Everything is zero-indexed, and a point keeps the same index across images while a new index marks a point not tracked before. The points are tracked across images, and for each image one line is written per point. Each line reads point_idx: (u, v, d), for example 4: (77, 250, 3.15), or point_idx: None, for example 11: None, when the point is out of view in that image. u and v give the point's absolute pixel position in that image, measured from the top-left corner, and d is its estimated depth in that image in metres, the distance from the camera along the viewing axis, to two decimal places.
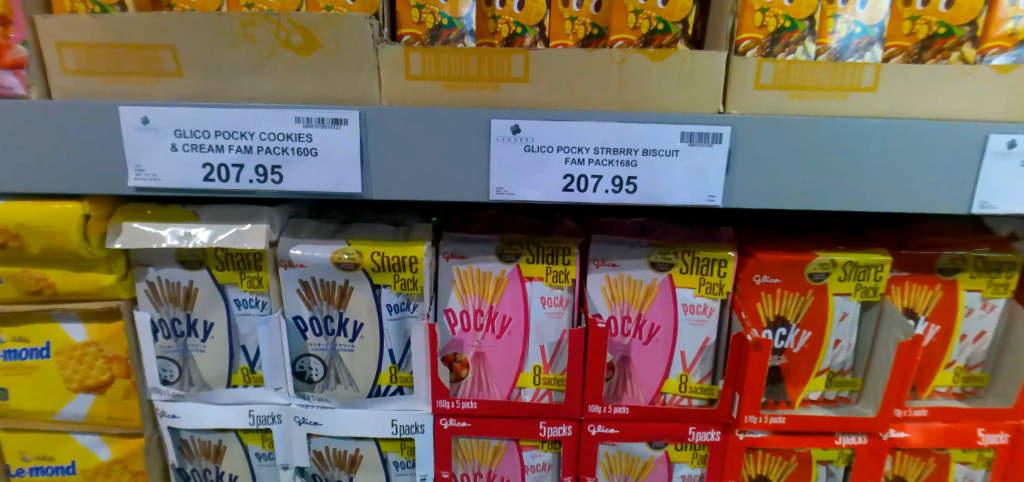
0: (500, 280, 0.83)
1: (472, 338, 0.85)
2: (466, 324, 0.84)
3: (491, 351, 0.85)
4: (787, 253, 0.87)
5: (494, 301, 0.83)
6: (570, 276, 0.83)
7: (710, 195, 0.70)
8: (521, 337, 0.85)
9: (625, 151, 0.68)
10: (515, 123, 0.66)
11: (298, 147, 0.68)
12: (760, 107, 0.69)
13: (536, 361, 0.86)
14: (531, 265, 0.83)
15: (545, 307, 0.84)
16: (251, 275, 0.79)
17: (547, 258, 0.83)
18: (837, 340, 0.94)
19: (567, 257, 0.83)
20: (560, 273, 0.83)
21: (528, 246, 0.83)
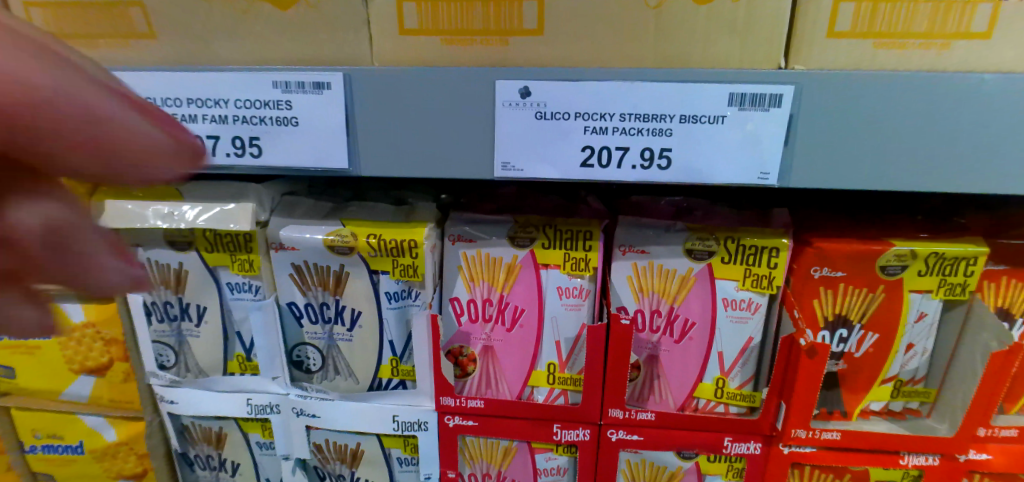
0: (511, 268, 0.75)
1: (480, 330, 0.77)
2: (473, 315, 0.77)
3: (502, 345, 0.77)
4: (853, 240, 0.74)
5: (503, 291, 0.75)
6: (590, 263, 0.74)
7: (761, 173, 0.59)
8: (534, 331, 0.77)
9: (658, 119, 0.57)
10: (525, 85, 0.56)
11: (278, 116, 0.57)
12: (834, 61, 0.57)
13: (551, 358, 0.78)
14: (547, 251, 0.74)
15: (562, 298, 0.76)
16: (242, 258, 0.71)
17: (563, 243, 0.74)
18: (910, 345, 0.82)
19: (588, 242, 0.74)
20: (578, 260, 0.74)
21: (543, 230, 0.74)
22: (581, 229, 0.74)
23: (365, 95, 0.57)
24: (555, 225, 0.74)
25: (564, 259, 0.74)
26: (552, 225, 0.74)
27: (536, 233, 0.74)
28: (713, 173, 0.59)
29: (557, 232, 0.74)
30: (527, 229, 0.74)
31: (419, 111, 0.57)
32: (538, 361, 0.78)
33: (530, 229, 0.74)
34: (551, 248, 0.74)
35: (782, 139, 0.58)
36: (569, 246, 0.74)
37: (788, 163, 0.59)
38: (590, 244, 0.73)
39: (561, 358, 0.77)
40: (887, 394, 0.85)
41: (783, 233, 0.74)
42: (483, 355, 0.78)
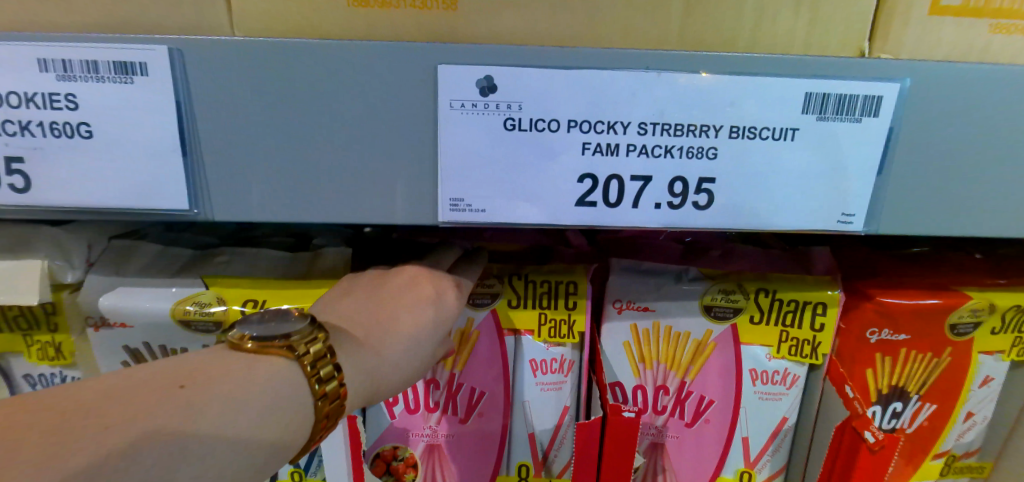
0: (463, 336, 0.53)
1: (422, 423, 0.55)
2: (413, 403, 0.55)
3: (454, 443, 0.56)
4: (915, 291, 0.56)
5: (454, 368, 0.54)
6: (575, 327, 0.53)
7: (843, 214, 0.39)
8: (499, 422, 0.55)
9: (698, 133, 0.36)
10: (488, 74, 0.33)
11: (53, 122, 0.33)
12: (936, 48, 0.36)
13: (523, 457, 0.56)
14: (517, 311, 0.53)
15: (535, 376, 0.54)
16: (40, 340, 0.48)
17: (537, 301, 0.52)
18: (970, 413, 0.64)
19: (574, 298, 0.52)
20: (558, 324, 0.53)
21: (508, 282, 0.52)
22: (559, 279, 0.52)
23: (212, 86, 0.33)
24: (524, 274, 0.52)
25: (540, 323, 0.53)
26: (520, 275, 0.52)
27: (498, 286, 0.52)
28: (775, 214, 0.38)
29: (528, 285, 0.52)
30: (484, 283, 0.52)
31: (306, 115, 0.34)
32: (506, 461, 0.57)
33: (490, 282, 0.52)
34: (521, 307, 0.53)
35: (876, 165, 0.38)
36: (546, 305, 0.52)
37: (877, 196, 0.39)
38: (575, 301, 0.52)
39: (536, 457, 0.56)
40: (937, 472, 0.66)
41: (830, 282, 0.55)
42: (429, 457, 0.56)
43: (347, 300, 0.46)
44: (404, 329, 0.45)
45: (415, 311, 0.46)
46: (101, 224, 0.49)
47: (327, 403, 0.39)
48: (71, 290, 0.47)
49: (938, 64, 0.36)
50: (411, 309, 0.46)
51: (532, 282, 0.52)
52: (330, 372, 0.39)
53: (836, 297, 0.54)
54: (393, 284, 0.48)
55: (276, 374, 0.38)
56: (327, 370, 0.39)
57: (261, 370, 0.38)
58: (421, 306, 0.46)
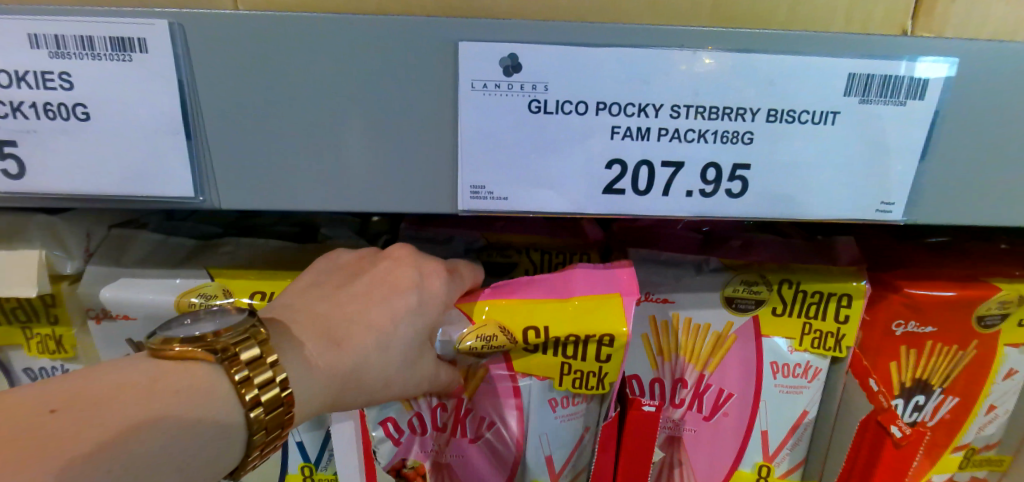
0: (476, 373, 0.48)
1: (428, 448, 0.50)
2: (417, 429, 0.50)
3: (462, 473, 0.50)
4: (939, 282, 0.54)
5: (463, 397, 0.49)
6: (605, 378, 0.46)
7: (882, 202, 0.37)
8: (511, 452, 0.50)
9: (734, 117, 0.34)
10: (513, 52, 0.31)
11: (46, 103, 0.31)
12: (985, 27, 0.34)
13: (540, 476, 0.50)
14: (535, 359, 0.47)
15: (554, 411, 0.48)
16: (41, 333, 0.46)
17: (560, 350, 0.46)
18: (992, 406, 0.62)
19: (603, 352, 0.45)
20: (584, 374, 0.47)
21: (525, 336, 0.45)
22: (590, 332, 0.44)
23: (217, 65, 0.31)
24: (546, 327, 0.45)
25: (561, 372, 0.47)
26: (541, 329, 0.45)
27: (512, 342, 0.45)
28: (811, 204, 0.37)
29: (549, 337, 0.45)
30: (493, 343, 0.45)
31: (318, 96, 0.31)
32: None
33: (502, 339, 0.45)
34: (540, 358, 0.47)
35: (918, 151, 0.36)
36: (570, 354, 0.46)
37: (917, 183, 0.37)
38: (608, 352, 0.45)
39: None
40: (955, 465, 0.65)
41: (855, 272, 0.53)
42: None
43: (321, 299, 0.44)
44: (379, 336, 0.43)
45: (388, 302, 0.44)
46: (98, 214, 0.47)
47: (265, 414, 0.37)
48: (71, 282, 0.45)
49: (992, 42, 0.34)
50: (387, 309, 0.44)
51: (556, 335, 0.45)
52: (267, 381, 0.37)
53: (862, 288, 0.52)
54: (370, 275, 0.46)
55: (206, 391, 0.36)
56: (264, 378, 0.37)
57: (187, 387, 0.36)
58: (397, 296, 0.45)
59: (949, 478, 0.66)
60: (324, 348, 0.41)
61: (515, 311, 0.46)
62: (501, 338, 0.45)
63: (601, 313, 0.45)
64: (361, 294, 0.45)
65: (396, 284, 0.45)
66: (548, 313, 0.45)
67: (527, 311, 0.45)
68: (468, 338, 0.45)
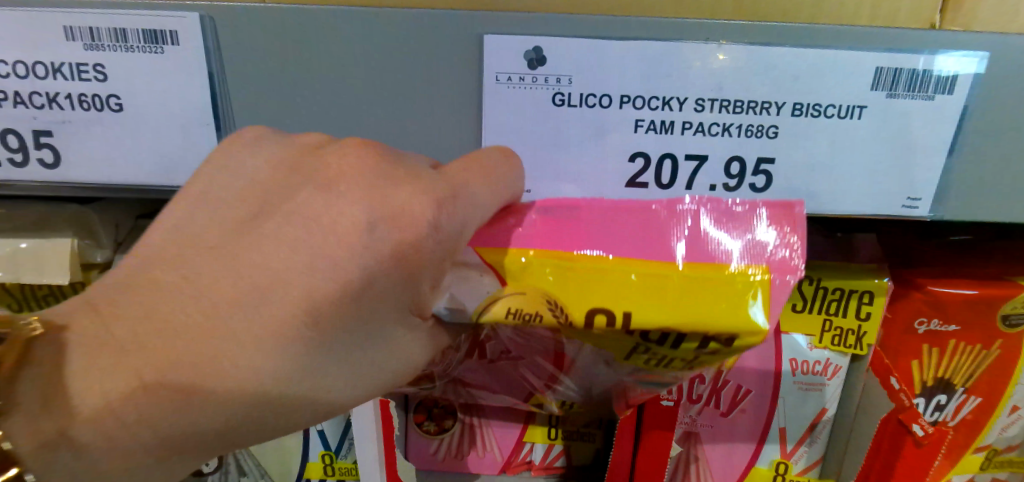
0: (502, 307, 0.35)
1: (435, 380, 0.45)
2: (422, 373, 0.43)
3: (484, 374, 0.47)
4: (961, 280, 0.53)
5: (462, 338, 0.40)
6: (697, 359, 0.33)
7: (908, 198, 0.37)
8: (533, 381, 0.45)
9: (759, 111, 0.34)
10: (537, 45, 0.31)
11: (81, 94, 0.32)
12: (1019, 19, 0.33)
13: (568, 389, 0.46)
14: (604, 335, 0.33)
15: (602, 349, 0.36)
16: None
17: (643, 333, 0.32)
18: (1015, 408, 0.61)
19: (710, 346, 0.31)
20: (668, 358, 0.34)
21: (589, 315, 0.32)
22: (698, 313, 0.31)
23: (246, 57, 0.31)
24: (624, 313, 0.31)
25: (630, 355, 0.34)
26: (618, 317, 0.31)
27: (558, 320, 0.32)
28: (835, 199, 0.36)
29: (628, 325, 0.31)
30: (524, 313, 0.32)
31: (345, 88, 0.32)
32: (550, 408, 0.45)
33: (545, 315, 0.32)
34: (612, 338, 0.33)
35: (946, 146, 0.35)
36: (655, 338, 0.32)
37: (945, 179, 0.36)
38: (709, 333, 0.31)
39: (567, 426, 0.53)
40: (976, 466, 0.64)
41: (876, 270, 0.52)
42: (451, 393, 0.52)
43: (154, 316, 0.29)
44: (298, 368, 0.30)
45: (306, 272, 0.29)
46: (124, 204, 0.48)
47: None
48: (100, 270, 0.46)
49: None
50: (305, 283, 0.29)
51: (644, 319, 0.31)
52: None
53: (884, 286, 0.51)
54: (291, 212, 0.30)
55: None
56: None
57: None
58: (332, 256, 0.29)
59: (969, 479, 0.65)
60: (182, 410, 0.29)
61: (573, 279, 0.32)
62: (546, 317, 0.32)
63: (710, 289, 0.31)
64: (231, 303, 0.29)
65: (318, 262, 0.29)
66: (626, 290, 0.32)
67: (590, 282, 0.32)
68: (496, 311, 0.32)
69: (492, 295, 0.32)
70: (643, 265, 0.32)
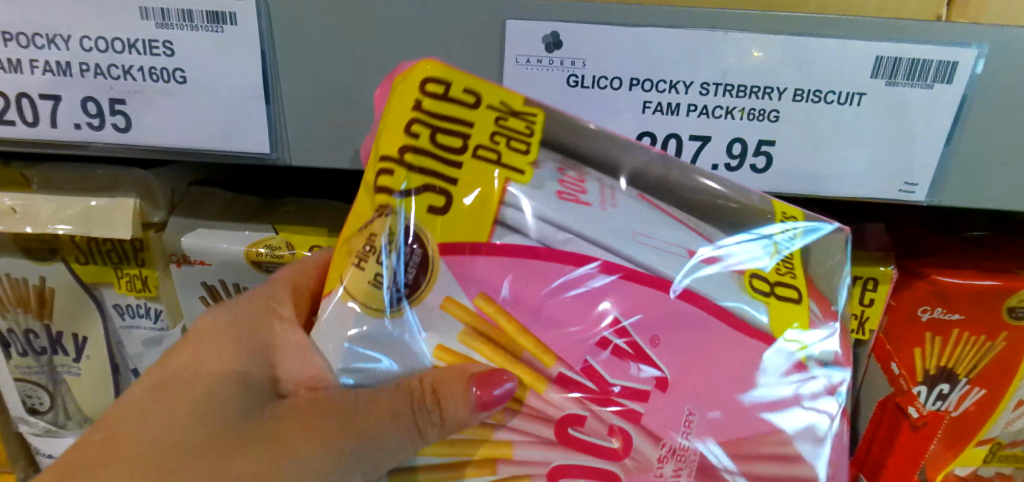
0: (478, 323, 0.35)
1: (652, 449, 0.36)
2: (650, 434, 0.36)
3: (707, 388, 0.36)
4: (975, 272, 0.53)
5: (571, 369, 0.35)
6: (517, 112, 0.36)
7: (905, 183, 0.39)
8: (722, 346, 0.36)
9: (762, 95, 0.36)
10: (554, 29, 0.34)
11: (151, 67, 0.36)
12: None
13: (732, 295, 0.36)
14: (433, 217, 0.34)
15: (614, 212, 0.36)
16: (129, 273, 0.54)
17: (446, 146, 0.34)
18: (1022, 401, 0.59)
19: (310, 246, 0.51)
20: (506, 134, 0.36)
21: (418, 187, 0.34)
22: (410, 105, 0.34)
23: (295, 38, 0.35)
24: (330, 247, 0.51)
25: (499, 160, 0.35)
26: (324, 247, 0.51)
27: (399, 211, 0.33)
28: (832, 181, 0.39)
29: (429, 108, 0.34)
30: (277, 251, 0.51)
31: (381, 66, 0.35)
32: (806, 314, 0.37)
33: (393, 230, 0.33)
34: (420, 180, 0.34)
35: (945, 131, 0.37)
36: (463, 141, 0.35)
37: (944, 165, 0.38)
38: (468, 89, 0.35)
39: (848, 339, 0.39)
40: (979, 459, 0.62)
41: (883, 258, 0.53)
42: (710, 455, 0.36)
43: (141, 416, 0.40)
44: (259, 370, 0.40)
45: None
46: (178, 172, 0.55)
47: None
48: (157, 230, 0.52)
49: None
50: None
51: (427, 104, 0.34)
52: None
53: (888, 273, 0.52)
54: None
55: None
56: None
57: None
58: None
59: (971, 472, 0.63)
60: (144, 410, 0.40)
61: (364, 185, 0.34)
62: (378, 225, 0.33)
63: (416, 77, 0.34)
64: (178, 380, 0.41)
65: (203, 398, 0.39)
66: (395, 107, 0.34)
67: (313, 235, 0.52)
68: (357, 277, 0.33)
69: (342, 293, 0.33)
70: (304, 236, 0.51)
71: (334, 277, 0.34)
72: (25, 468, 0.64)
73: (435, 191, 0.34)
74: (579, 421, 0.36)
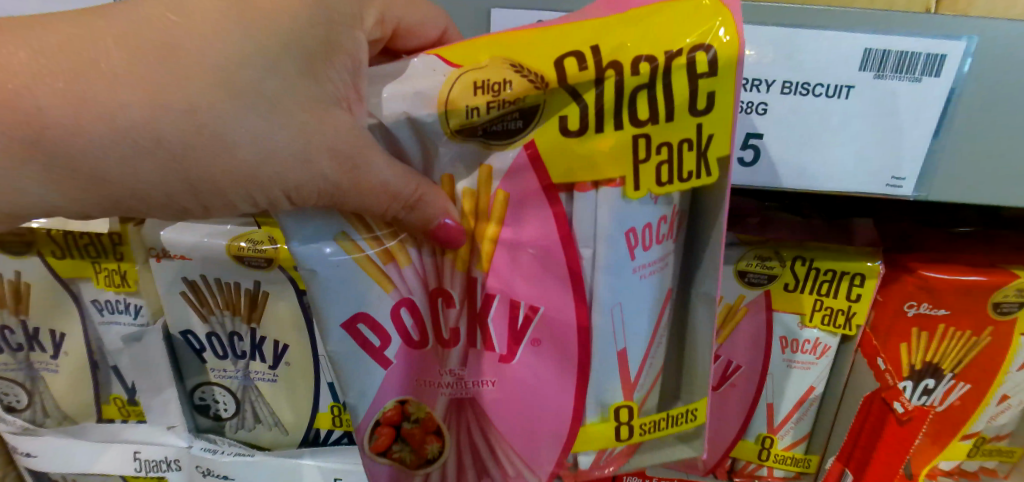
0: (481, 199, 0.37)
1: (454, 411, 0.42)
2: (474, 358, 0.40)
3: (522, 402, 0.41)
4: (962, 267, 0.54)
5: (483, 286, 0.39)
6: (709, 157, 0.35)
7: (893, 178, 0.38)
8: (578, 368, 0.40)
9: (750, 87, 0.37)
10: (540, 19, 0.36)
11: None
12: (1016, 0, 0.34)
13: (616, 394, 0.41)
14: (548, 125, 0.34)
15: (636, 277, 0.38)
16: (108, 267, 0.53)
17: (630, 108, 0.33)
18: (1004, 396, 0.59)
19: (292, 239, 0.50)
20: (679, 153, 0.35)
21: (573, 90, 0.33)
22: (668, 49, 0.32)
23: None
24: None
25: (640, 161, 0.35)
26: None
27: (554, 92, 0.33)
28: (818, 175, 0.39)
29: (665, 68, 0.32)
30: (258, 245, 0.50)
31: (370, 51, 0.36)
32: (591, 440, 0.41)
33: (533, 100, 0.34)
34: (588, 76, 0.33)
35: (932, 125, 0.37)
36: (649, 119, 0.34)
37: (933, 159, 0.38)
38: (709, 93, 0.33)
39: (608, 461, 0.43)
40: (963, 453, 0.62)
41: (871, 253, 0.53)
42: (470, 431, 0.42)
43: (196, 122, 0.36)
44: (311, 117, 0.37)
45: None
46: None
47: None
48: (135, 223, 0.51)
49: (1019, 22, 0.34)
50: None
51: (681, 19, 0.33)
52: None
53: (876, 269, 0.52)
54: None
55: None
56: None
57: None
58: None
59: (955, 466, 0.63)
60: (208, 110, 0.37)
61: (557, 38, 0.33)
62: (516, 84, 0.33)
63: (687, 17, 0.32)
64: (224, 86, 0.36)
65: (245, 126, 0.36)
66: (647, 33, 0.32)
67: None
68: (465, 92, 0.33)
69: (448, 78, 0.33)
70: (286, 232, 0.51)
71: (490, 55, 0.33)
72: (2, 467, 0.63)
73: (579, 105, 0.34)
74: (451, 306, 0.40)
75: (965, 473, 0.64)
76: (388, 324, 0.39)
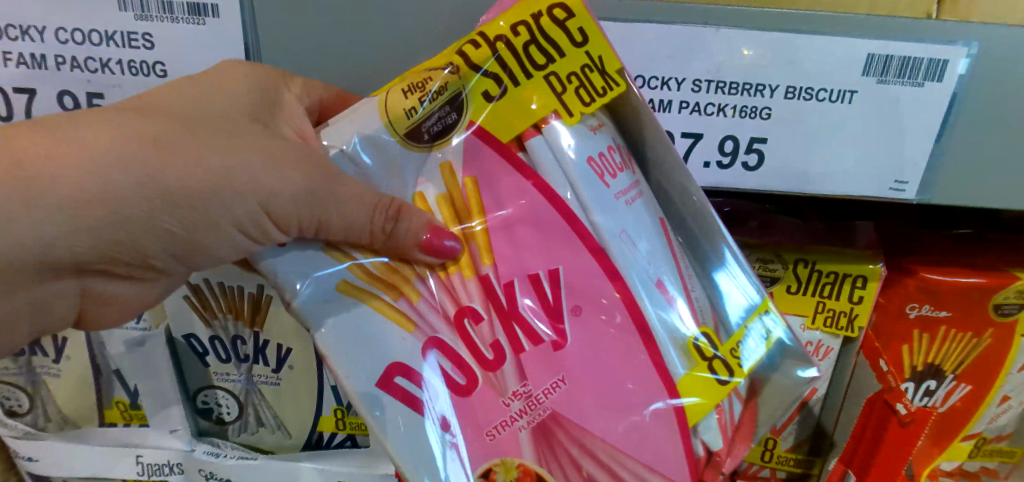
0: (457, 199, 0.40)
1: (546, 441, 0.38)
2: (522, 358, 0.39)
3: (591, 386, 0.38)
4: (964, 269, 0.54)
5: (497, 279, 0.39)
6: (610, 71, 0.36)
7: (895, 181, 0.39)
8: (620, 331, 0.39)
9: (754, 92, 0.37)
10: None
11: (132, 60, 0.37)
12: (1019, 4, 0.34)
13: (679, 332, 0.40)
14: (477, 94, 0.37)
15: (625, 204, 0.40)
16: None
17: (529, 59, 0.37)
18: (1006, 396, 0.59)
19: None
20: (588, 77, 0.37)
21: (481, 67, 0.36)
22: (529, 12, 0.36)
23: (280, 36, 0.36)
24: None
25: (560, 95, 0.38)
26: None
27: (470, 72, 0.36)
28: (821, 178, 0.39)
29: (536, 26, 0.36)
30: None
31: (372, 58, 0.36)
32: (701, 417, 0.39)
33: (455, 81, 0.36)
34: (487, 55, 0.36)
35: (935, 129, 0.37)
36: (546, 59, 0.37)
37: (936, 162, 0.38)
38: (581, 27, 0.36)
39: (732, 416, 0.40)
40: (964, 453, 0.62)
41: (872, 255, 0.53)
42: (571, 453, 0.38)
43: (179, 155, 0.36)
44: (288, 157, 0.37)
45: None
46: None
47: None
48: None
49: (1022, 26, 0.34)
50: None
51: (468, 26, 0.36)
52: None
53: (877, 271, 0.52)
54: None
55: None
56: None
57: None
58: None
59: (957, 466, 0.63)
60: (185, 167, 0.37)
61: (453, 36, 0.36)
62: (432, 77, 0.36)
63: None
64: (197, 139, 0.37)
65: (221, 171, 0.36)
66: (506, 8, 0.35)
67: None
68: (395, 100, 0.36)
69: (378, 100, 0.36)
70: None
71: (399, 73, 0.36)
72: (5, 472, 0.63)
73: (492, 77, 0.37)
74: (476, 319, 0.39)
75: (967, 473, 0.64)
76: (425, 369, 0.37)
